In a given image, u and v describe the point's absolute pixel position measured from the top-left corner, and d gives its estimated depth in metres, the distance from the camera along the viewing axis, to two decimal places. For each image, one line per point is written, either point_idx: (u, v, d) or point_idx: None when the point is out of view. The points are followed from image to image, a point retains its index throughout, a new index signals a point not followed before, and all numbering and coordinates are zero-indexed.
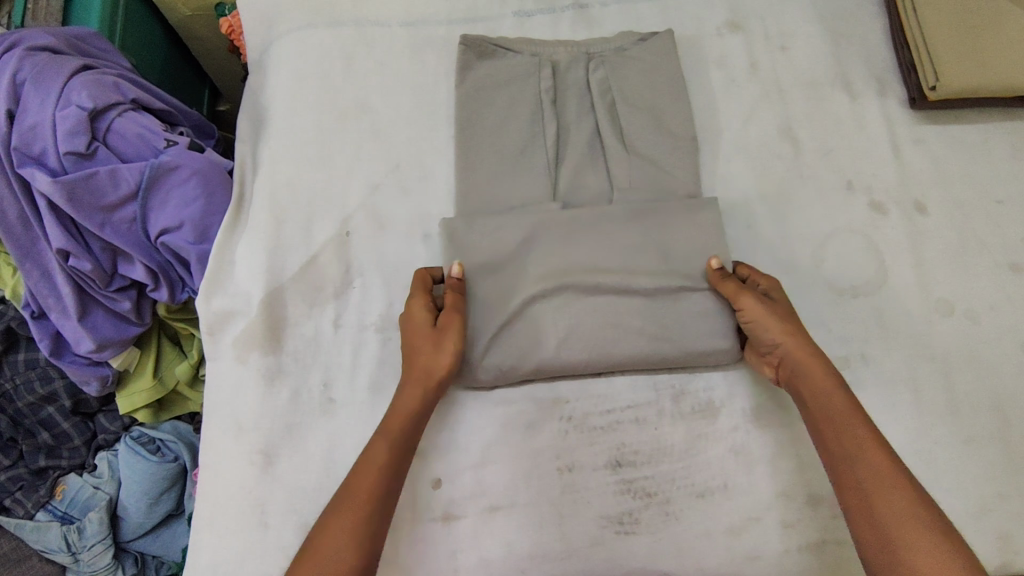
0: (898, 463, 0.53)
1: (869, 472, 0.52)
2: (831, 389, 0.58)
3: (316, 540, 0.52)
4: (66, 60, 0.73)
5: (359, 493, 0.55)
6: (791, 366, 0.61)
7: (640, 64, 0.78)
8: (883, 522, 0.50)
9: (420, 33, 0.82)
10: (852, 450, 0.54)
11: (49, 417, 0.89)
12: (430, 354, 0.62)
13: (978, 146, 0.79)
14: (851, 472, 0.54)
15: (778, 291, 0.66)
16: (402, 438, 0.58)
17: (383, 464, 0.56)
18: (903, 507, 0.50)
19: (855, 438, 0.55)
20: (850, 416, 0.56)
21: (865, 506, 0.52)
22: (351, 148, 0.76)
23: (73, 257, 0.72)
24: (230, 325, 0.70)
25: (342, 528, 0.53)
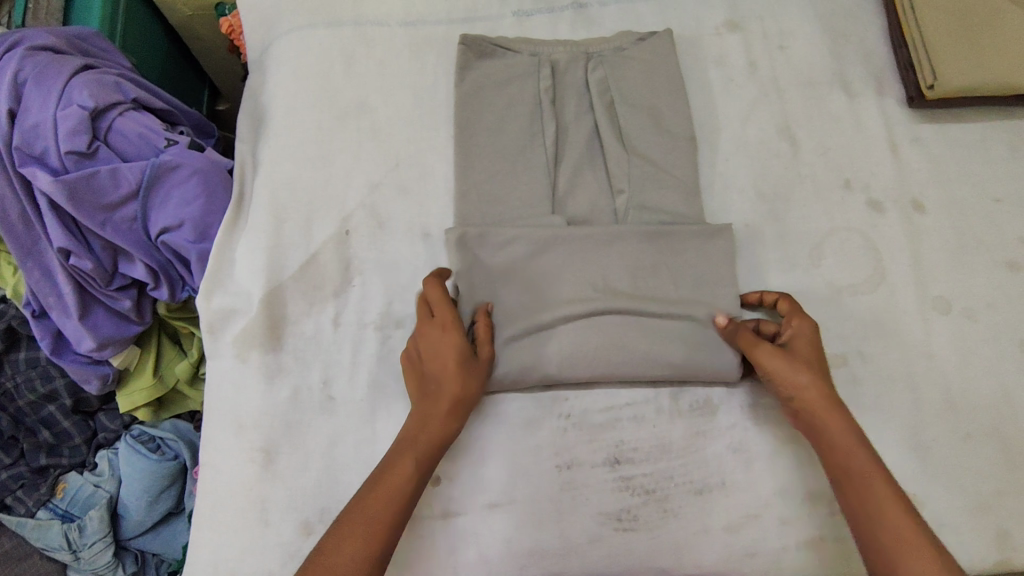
0: (924, 528, 0.52)
1: (885, 530, 0.52)
2: (855, 446, 0.57)
3: (331, 549, 0.52)
4: (67, 60, 0.73)
5: (379, 502, 0.55)
6: (813, 421, 0.59)
7: (639, 63, 0.78)
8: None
9: (419, 33, 0.82)
10: (869, 505, 0.54)
11: (50, 416, 0.90)
12: (462, 375, 0.61)
13: (976, 145, 0.79)
14: (874, 531, 0.53)
15: (805, 334, 0.63)
16: (426, 451, 0.58)
17: (409, 475, 0.57)
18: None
19: (880, 501, 0.53)
20: (875, 475, 0.55)
21: (888, 571, 0.51)
22: (351, 147, 0.76)
23: (74, 256, 0.72)
24: (230, 323, 0.70)
25: (358, 539, 0.53)
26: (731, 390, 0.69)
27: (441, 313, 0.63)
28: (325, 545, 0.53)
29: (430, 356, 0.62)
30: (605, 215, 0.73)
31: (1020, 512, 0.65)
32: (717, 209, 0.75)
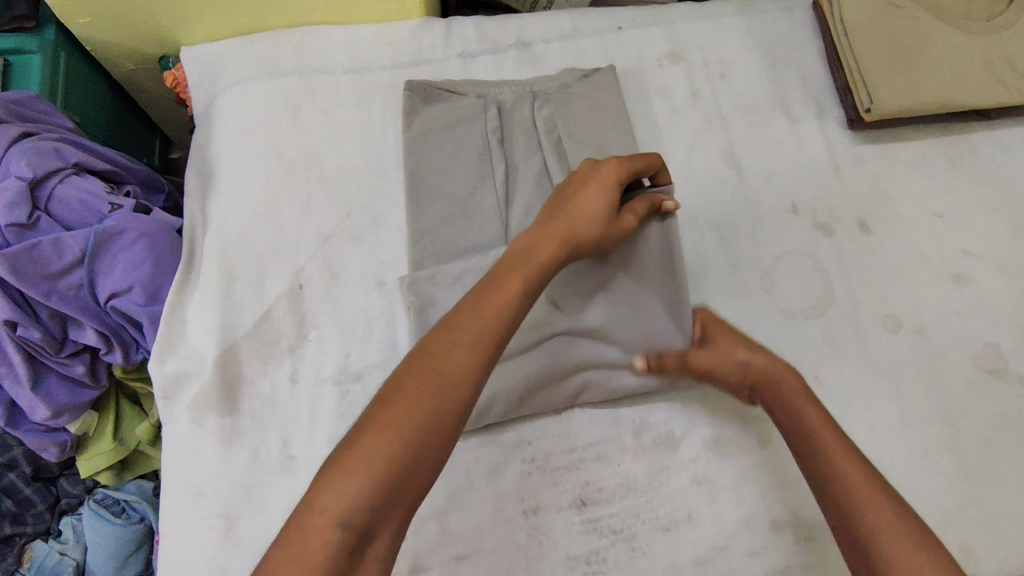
0: (883, 484, 0.53)
1: (844, 482, 0.54)
2: (809, 407, 0.60)
3: (426, 362, 0.48)
4: (4, 127, 0.72)
5: (480, 318, 0.51)
6: (763, 392, 0.63)
7: (584, 99, 0.79)
8: (860, 529, 0.51)
9: (365, 79, 0.82)
10: (825, 463, 0.55)
11: (10, 484, 0.87)
12: (598, 229, 0.62)
13: (916, 162, 0.81)
14: (827, 486, 0.54)
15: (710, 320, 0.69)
16: (543, 273, 0.57)
17: (514, 296, 0.53)
18: (875, 516, 0.51)
19: (834, 455, 0.55)
20: (827, 433, 0.57)
21: (847, 525, 0.52)
22: (301, 199, 0.76)
23: (20, 327, 0.71)
24: (184, 386, 0.69)
25: (456, 360, 0.49)
26: (692, 421, 0.69)
27: (624, 174, 0.64)
28: (417, 360, 0.49)
29: (591, 197, 0.62)
30: None
31: (981, 524, 0.66)
32: None
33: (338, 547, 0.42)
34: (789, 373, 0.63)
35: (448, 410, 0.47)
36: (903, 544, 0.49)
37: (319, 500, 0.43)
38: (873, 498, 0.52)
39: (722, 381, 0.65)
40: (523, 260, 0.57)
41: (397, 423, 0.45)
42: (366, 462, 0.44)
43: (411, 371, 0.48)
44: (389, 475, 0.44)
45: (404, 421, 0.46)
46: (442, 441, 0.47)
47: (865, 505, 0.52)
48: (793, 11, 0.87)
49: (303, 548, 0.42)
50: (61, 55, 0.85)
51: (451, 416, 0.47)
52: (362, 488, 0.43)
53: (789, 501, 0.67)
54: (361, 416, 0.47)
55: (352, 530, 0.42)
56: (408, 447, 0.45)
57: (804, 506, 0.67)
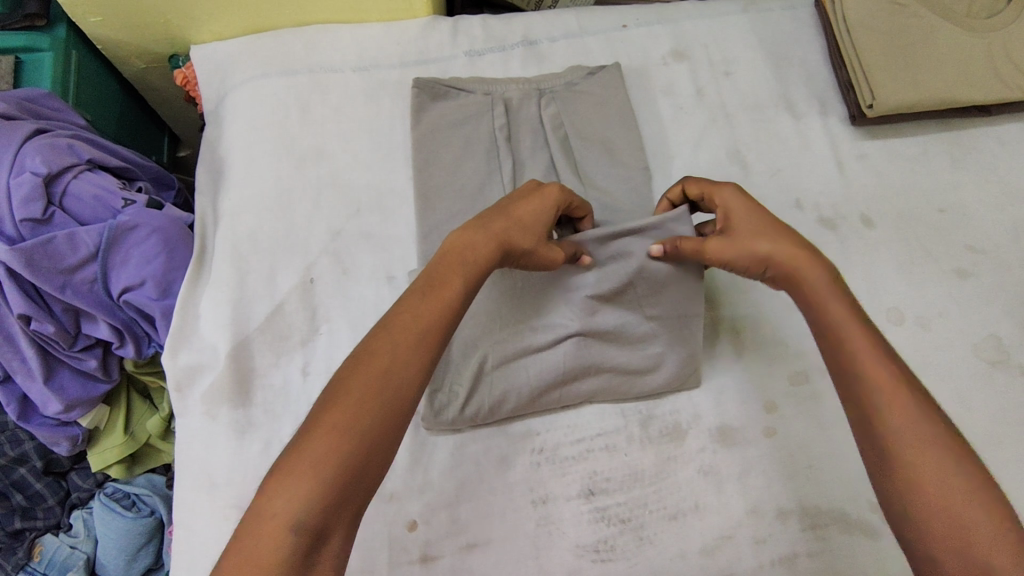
0: (909, 383, 0.51)
1: (868, 384, 0.51)
2: (836, 303, 0.56)
3: (369, 364, 0.49)
4: (19, 124, 0.73)
5: (422, 319, 0.52)
6: (785, 285, 0.59)
7: (590, 97, 0.80)
8: (882, 436, 0.50)
9: (373, 77, 0.83)
10: (850, 361, 0.53)
11: (21, 479, 0.87)
12: (529, 244, 0.60)
13: (917, 158, 0.82)
14: (850, 385, 0.53)
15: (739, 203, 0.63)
16: (480, 274, 0.57)
17: (453, 297, 0.55)
18: (909, 429, 0.49)
19: (857, 352, 0.53)
20: (853, 327, 0.54)
21: (866, 426, 0.51)
22: (311, 195, 0.77)
23: (35, 321, 0.72)
24: (197, 379, 0.70)
25: (398, 360, 0.50)
26: (698, 413, 0.70)
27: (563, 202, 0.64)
28: (361, 361, 0.50)
29: (529, 207, 0.61)
30: None
31: None
32: None
33: (293, 549, 0.43)
34: (812, 263, 0.58)
35: (395, 409, 0.49)
36: (925, 448, 0.48)
37: (269, 506, 0.44)
38: (899, 400, 0.50)
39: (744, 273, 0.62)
40: (460, 262, 0.57)
41: (343, 426, 0.47)
42: (314, 466, 0.45)
43: (354, 373, 0.49)
44: (339, 475, 0.45)
45: (349, 423, 0.47)
46: (391, 439, 0.48)
47: (891, 408, 0.50)
48: (796, 10, 0.89)
49: (259, 552, 0.43)
50: (73, 53, 0.86)
51: (397, 414, 0.49)
52: (312, 491, 0.44)
53: (793, 490, 0.68)
54: (306, 420, 0.48)
55: (305, 532, 0.43)
56: (356, 448, 0.46)
57: (809, 496, 0.68)
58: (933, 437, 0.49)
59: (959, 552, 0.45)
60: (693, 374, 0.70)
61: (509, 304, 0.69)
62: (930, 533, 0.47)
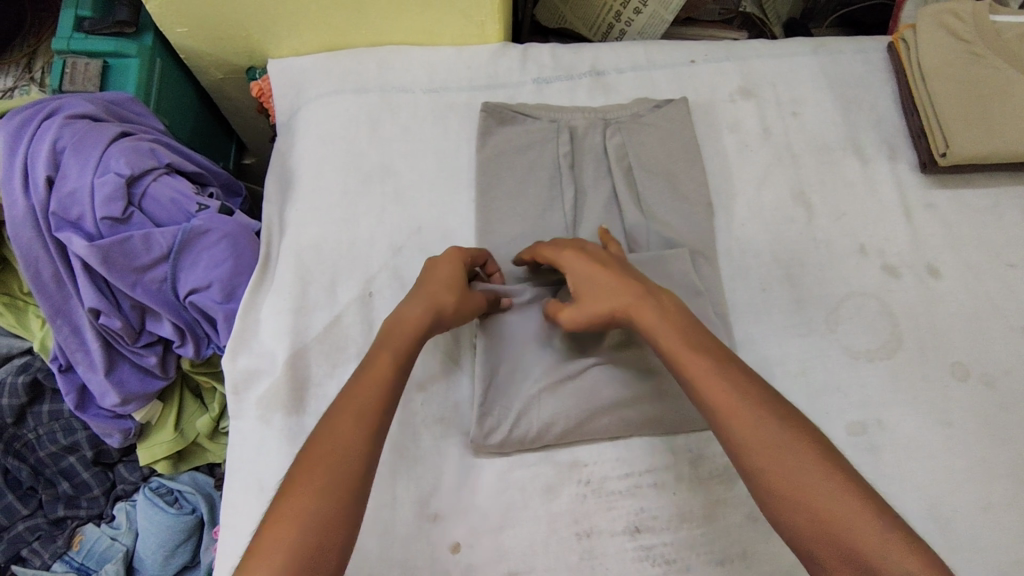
0: (745, 390, 0.53)
1: (717, 399, 0.53)
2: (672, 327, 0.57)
3: (313, 452, 0.53)
4: (106, 126, 0.75)
5: (360, 399, 0.56)
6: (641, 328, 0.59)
7: (656, 130, 0.80)
8: (741, 445, 0.51)
9: (443, 99, 0.84)
10: (694, 383, 0.54)
11: (70, 467, 0.91)
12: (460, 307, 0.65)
13: (989, 211, 0.80)
14: (706, 407, 0.53)
15: (583, 266, 0.62)
16: (411, 348, 0.61)
17: (388, 373, 0.58)
18: (757, 439, 0.50)
19: (694, 369, 0.54)
20: (685, 350, 0.56)
21: (725, 442, 0.52)
22: (375, 211, 0.79)
23: (103, 315, 0.74)
24: (254, 384, 0.71)
25: (341, 443, 0.53)
26: None
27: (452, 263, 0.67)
28: (306, 454, 0.53)
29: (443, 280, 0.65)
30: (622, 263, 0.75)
31: None
32: (733, 274, 0.75)
33: None
34: (655, 310, 0.58)
35: (345, 487, 0.51)
36: (778, 453, 0.49)
37: None
38: (737, 410, 0.52)
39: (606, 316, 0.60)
40: (392, 339, 0.61)
41: (293, 514, 0.49)
42: (271, 555, 0.47)
43: (304, 466, 0.52)
44: (297, 562, 0.47)
45: (302, 510, 0.49)
46: (349, 514, 0.51)
47: (733, 419, 0.51)
48: (867, 53, 0.88)
49: None
50: (157, 60, 0.90)
51: (350, 492, 0.51)
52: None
53: None
54: (265, 516, 0.50)
55: None
56: (311, 531, 0.49)
57: None
58: (777, 432, 0.50)
59: (838, 553, 0.46)
60: None
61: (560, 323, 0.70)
62: (805, 536, 0.47)
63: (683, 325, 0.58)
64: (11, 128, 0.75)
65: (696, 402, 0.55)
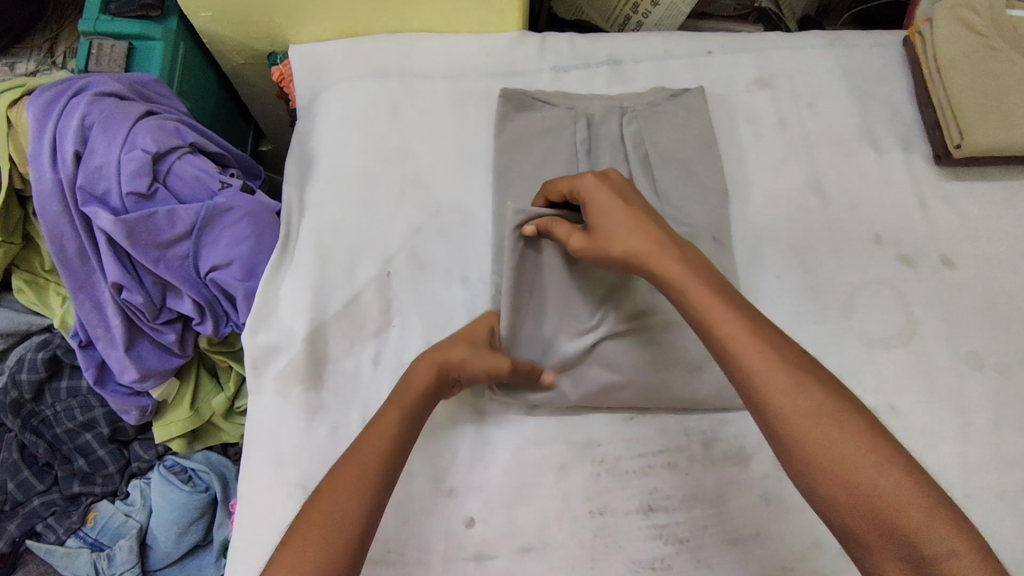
0: (777, 348, 0.51)
1: (746, 358, 0.51)
2: (698, 281, 0.55)
3: (314, 507, 0.54)
4: (133, 104, 0.77)
5: (363, 460, 0.56)
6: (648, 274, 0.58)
7: (672, 118, 0.81)
8: (773, 406, 0.49)
9: (461, 85, 0.86)
10: (722, 340, 0.52)
11: (86, 444, 0.93)
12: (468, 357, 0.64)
13: (1003, 203, 0.81)
14: (733, 364, 0.52)
15: (604, 195, 0.61)
16: (406, 424, 0.60)
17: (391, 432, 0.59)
18: (792, 401, 0.49)
19: (723, 327, 0.53)
20: (715, 305, 0.54)
21: (755, 404, 0.51)
22: (394, 192, 0.80)
23: (126, 290, 0.76)
24: (273, 359, 0.72)
25: (339, 503, 0.54)
26: (763, 439, 0.69)
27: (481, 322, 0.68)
28: (309, 509, 0.54)
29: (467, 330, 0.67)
30: None
31: None
32: (748, 261, 0.76)
33: None
34: (674, 259, 0.57)
35: (346, 544, 0.52)
36: (810, 418, 0.48)
37: None
38: (768, 369, 0.50)
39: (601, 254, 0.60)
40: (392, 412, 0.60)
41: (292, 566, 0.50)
42: None
43: (304, 522, 0.53)
44: None
45: (300, 563, 0.50)
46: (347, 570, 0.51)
47: (763, 378, 0.50)
48: (883, 47, 0.89)
49: None
50: (180, 44, 0.91)
51: (349, 546, 0.52)
52: None
53: None
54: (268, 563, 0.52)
55: None
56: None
57: None
58: (814, 395, 0.49)
59: (877, 521, 0.46)
60: None
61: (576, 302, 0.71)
62: (840, 506, 0.47)
63: (710, 279, 0.56)
64: (39, 104, 0.76)
65: (724, 361, 0.53)
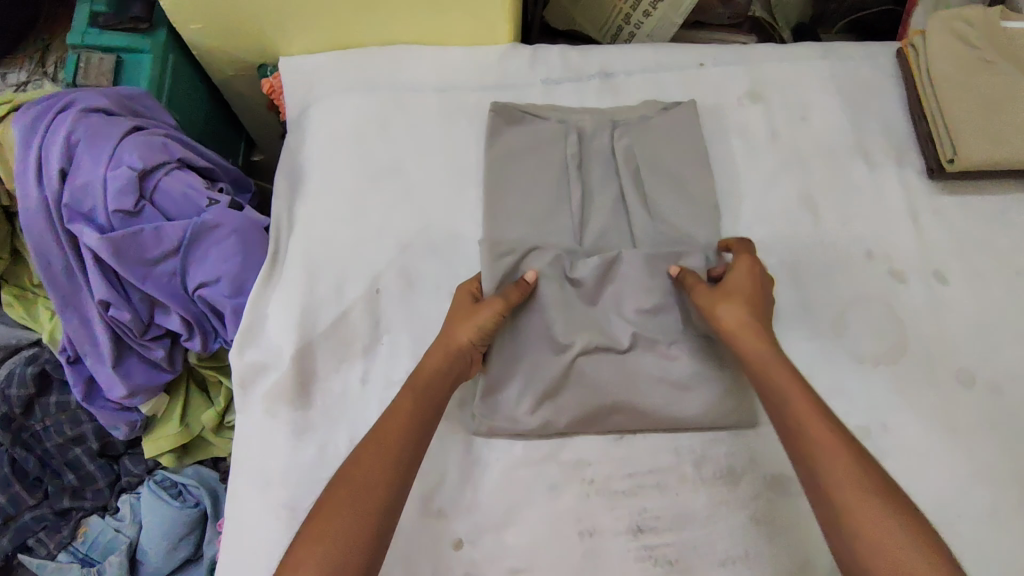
0: (842, 431, 0.56)
1: (808, 430, 0.56)
2: (778, 361, 0.62)
3: (321, 509, 0.54)
4: (119, 121, 0.76)
5: (368, 461, 0.57)
6: (738, 343, 0.64)
7: (664, 132, 0.80)
8: (826, 475, 0.54)
9: (452, 98, 0.85)
10: (791, 413, 0.58)
11: (76, 458, 0.92)
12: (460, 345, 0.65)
13: (996, 218, 0.80)
14: (796, 434, 0.57)
15: (752, 271, 0.68)
16: (409, 422, 0.60)
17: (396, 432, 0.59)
18: (844, 474, 0.53)
19: (794, 403, 0.58)
20: (792, 385, 0.60)
21: (810, 471, 0.55)
22: (383, 208, 0.79)
23: (113, 307, 0.75)
24: (260, 378, 0.72)
25: (343, 506, 0.54)
26: (754, 458, 0.69)
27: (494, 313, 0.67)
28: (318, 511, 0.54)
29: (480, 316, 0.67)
30: None
31: None
32: None
33: None
34: (763, 340, 0.64)
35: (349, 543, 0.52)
36: (861, 492, 0.52)
37: None
38: (830, 444, 0.55)
39: (715, 311, 0.66)
40: (399, 412, 0.61)
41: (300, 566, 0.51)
42: None
43: (311, 525, 0.53)
44: None
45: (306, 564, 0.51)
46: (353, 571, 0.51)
47: (822, 451, 0.55)
48: (876, 59, 0.88)
49: None
50: (169, 56, 0.91)
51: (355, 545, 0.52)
52: None
53: None
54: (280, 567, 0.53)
55: None
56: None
57: None
58: (868, 473, 0.53)
59: None
60: (750, 408, 0.69)
61: (565, 318, 0.71)
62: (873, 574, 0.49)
63: (789, 366, 0.62)
64: (26, 120, 0.75)
65: (788, 431, 0.58)
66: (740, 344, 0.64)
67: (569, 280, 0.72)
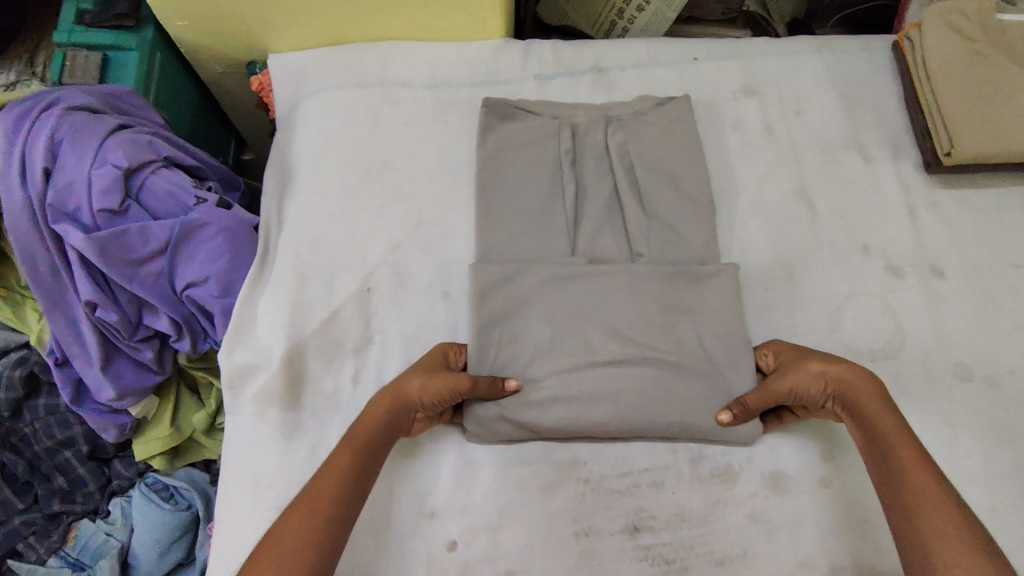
0: (953, 496, 0.53)
1: (912, 488, 0.54)
2: (889, 417, 0.59)
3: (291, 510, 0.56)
4: (104, 119, 0.75)
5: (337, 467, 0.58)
6: (849, 404, 0.62)
7: (658, 127, 0.79)
8: (925, 538, 0.51)
9: (443, 94, 0.84)
10: (899, 473, 0.56)
11: (66, 462, 0.91)
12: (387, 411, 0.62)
13: (993, 211, 0.79)
14: (896, 495, 0.55)
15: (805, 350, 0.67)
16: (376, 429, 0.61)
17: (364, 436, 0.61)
18: (943, 538, 0.50)
19: (903, 460, 0.56)
20: (902, 443, 0.57)
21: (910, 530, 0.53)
22: (374, 206, 0.78)
23: (100, 308, 0.74)
24: (250, 379, 0.71)
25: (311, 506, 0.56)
26: (751, 455, 0.68)
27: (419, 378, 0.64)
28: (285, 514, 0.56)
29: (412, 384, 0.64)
30: (620, 257, 0.75)
31: None
32: None
33: None
34: (878, 398, 0.61)
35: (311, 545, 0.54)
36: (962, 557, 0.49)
37: None
38: (936, 506, 0.52)
39: (804, 396, 0.64)
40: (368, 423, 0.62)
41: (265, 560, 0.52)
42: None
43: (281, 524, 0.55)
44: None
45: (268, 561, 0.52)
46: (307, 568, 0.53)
47: (926, 512, 0.52)
48: (871, 52, 0.87)
49: None
50: (157, 54, 0.89)
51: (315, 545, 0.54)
52: None
53: (850, 545, 0.65)
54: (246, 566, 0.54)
55: None
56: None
57: (865, 555, 0.64)
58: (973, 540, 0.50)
59: None
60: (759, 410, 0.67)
61: (559, 315, 0.70)
62: None
63: (907, 428, 0.59)
64: (9, 117, 0.74)
65: (892, 490, 0.56)
66: (850, 402, 0.61)
67: (566, 277, 0.71)
